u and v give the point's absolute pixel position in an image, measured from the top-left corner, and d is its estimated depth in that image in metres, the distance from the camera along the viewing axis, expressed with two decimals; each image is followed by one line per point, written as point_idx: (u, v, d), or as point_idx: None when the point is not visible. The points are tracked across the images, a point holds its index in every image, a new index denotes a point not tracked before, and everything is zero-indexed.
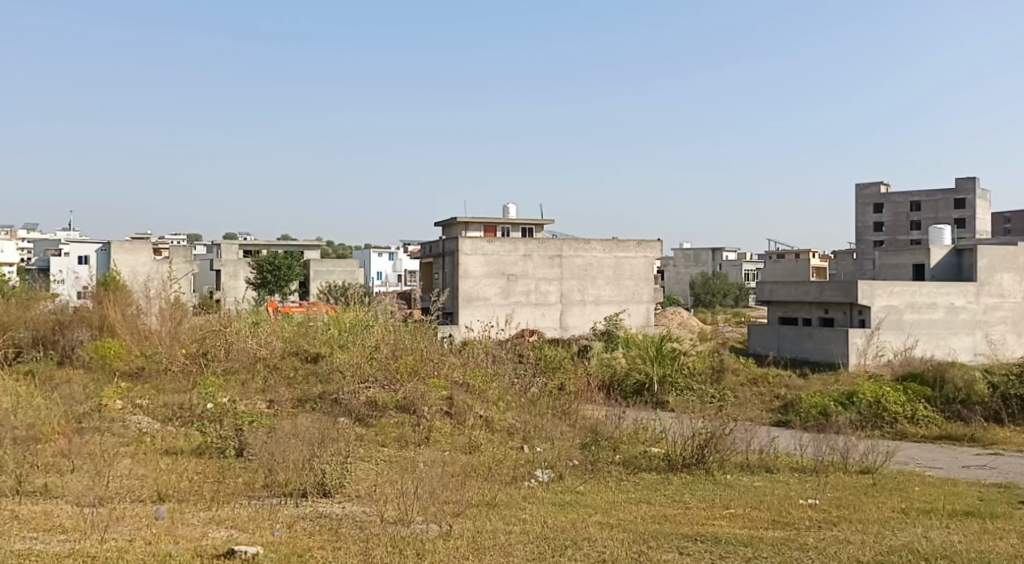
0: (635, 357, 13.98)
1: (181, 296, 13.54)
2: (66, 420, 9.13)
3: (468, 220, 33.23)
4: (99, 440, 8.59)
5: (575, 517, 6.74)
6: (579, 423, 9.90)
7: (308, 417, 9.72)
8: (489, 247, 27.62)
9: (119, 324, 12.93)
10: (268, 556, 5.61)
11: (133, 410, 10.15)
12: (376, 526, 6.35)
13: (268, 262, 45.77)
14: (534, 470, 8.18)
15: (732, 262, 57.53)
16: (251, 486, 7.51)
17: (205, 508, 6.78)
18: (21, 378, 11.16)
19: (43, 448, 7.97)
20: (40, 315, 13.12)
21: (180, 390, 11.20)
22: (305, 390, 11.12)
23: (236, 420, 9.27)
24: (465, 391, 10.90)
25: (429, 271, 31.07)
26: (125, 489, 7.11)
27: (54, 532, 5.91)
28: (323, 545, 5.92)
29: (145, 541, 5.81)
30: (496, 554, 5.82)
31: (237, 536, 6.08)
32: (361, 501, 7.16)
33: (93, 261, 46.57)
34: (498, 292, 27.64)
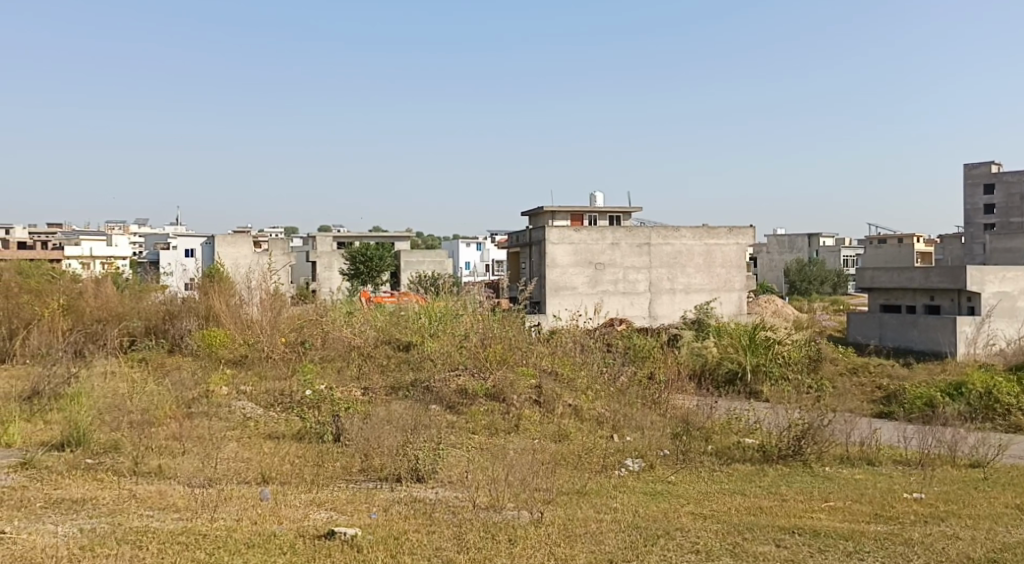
0: (727, 346, 13.82)
1: (280, 287, 13.99)
2: (177, 405, 9.57)
3: (556, 209, 33.31)
4: (207, 423, 8.96)
5: (667, 507, 6.72)
6: (669, 412, 9.86)
7: (401, 404, 9.93)
8: (576, 236, 27.65)
9: (224, 314, 13.31)
10: (366, 538, 5.79)
11: (238, 396, 10.54)
12: (469, 511, 6.46)
13: (360, 253, 46.77)
14: (625, 459, 8.18)
15: (829, 249, 56.07)
16: (348, 470, 7.72)
17: (306, 491, 7.02)
18: (135, 365, 11.73)
19: (156, 431, 8.37)
20: (151, 306, 13.71)
21: (280, 376, 11.58)
22: (398, 378, 11.34)
23: (334, 406, 9.53)
24: (553, 379, 10.98)
25: (516, 261, 31.27)
26: (232, 471, 7.40)
27: (168, 510, 6.21)
28: (418, 529, 6.05)
29: (251, 521, 6.05)
30: (587, 542, 5.87)
31: (336, 517, 6.29)
32: (453, 487, 7.28)
33: (197, 255, 48.57)
34: (585, 281, 27.64)
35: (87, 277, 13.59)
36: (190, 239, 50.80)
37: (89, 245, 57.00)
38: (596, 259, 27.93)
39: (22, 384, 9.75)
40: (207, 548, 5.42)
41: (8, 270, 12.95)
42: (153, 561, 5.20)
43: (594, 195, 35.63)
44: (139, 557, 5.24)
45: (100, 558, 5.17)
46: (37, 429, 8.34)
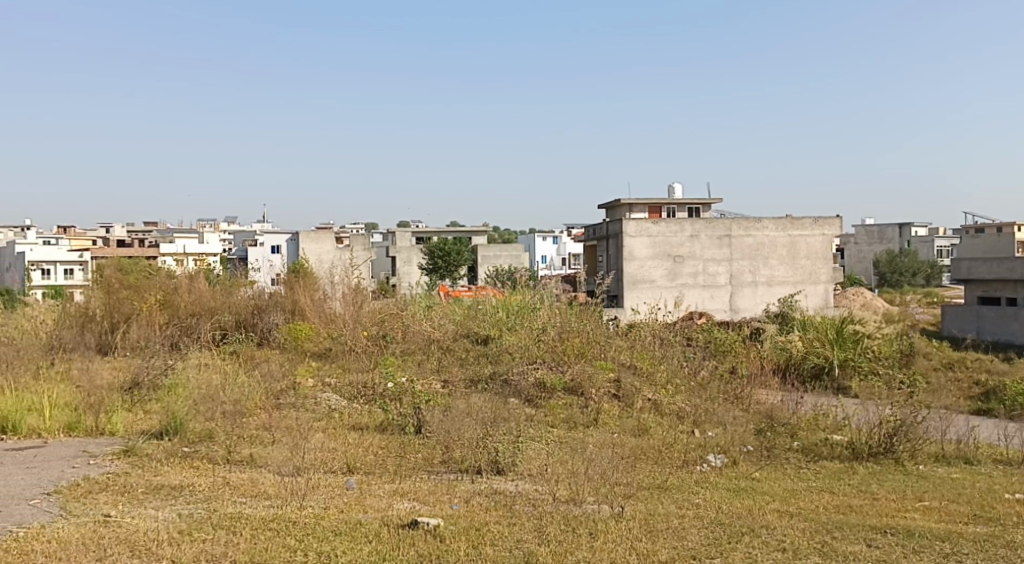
0: (813, 341, 13.56)
1: (362, 282, 14.25)
2: (266, 396, 9.86)
3: (633, 202, 33.12)
4: (295, 414, 9.18)
5: (752, 504, 6.62)
6: (752, 407, 9.71)
7: (480, 397, 10.02)
8: (654, 228, 27.43)
9: (308, 308, 13.90)
10: (448, 528, 5.85)
11: (323, 388, 10.77)
12: (549, 503, 6.49)
13: (438, 248, 47.28)
14: (706, 454, 8.08)
15: (920, 240, 54.28)
16: (429, 461, 7.82)
17: (389, 481, 7.14)
18: (227, 357, 12.11)
19: (247, 421, 8.63)
20: (241, 300, 14.08)
21: (363, 369, 11.80)
22: (477, 371, 11.41)
23: (415, 399, 9.66)
24: (632, 373, 10.92)
25: (593, 254, 31.18)
26: (319, 460, 7.58)
27: (259, 498, 6.40)
28: (499, 520, 6.09)
29: (338, 509, 6.19)
30: (670, 537, 5.82)
31: (419, 507, 6.38)
32: (533, 480, 7.31)
33: (283, 251, 49.91)
34: (664, 274, 27.37)
35: (179, 272, 14.05)
36: (274, 236, 52.22)
37: (179, 243, 59.07)
38: (675, 252, 27.66)
39: (121, 375, 10.16)
40: (296, 535, 5.57)
41: (107, 266, 13.49)
42: (246, 546, 5.37)
43: (672, 187, 35.26)
44: (234, 542, 5.41)
45: (198, 542, 5.36)
46: (136, 418, 8.68)
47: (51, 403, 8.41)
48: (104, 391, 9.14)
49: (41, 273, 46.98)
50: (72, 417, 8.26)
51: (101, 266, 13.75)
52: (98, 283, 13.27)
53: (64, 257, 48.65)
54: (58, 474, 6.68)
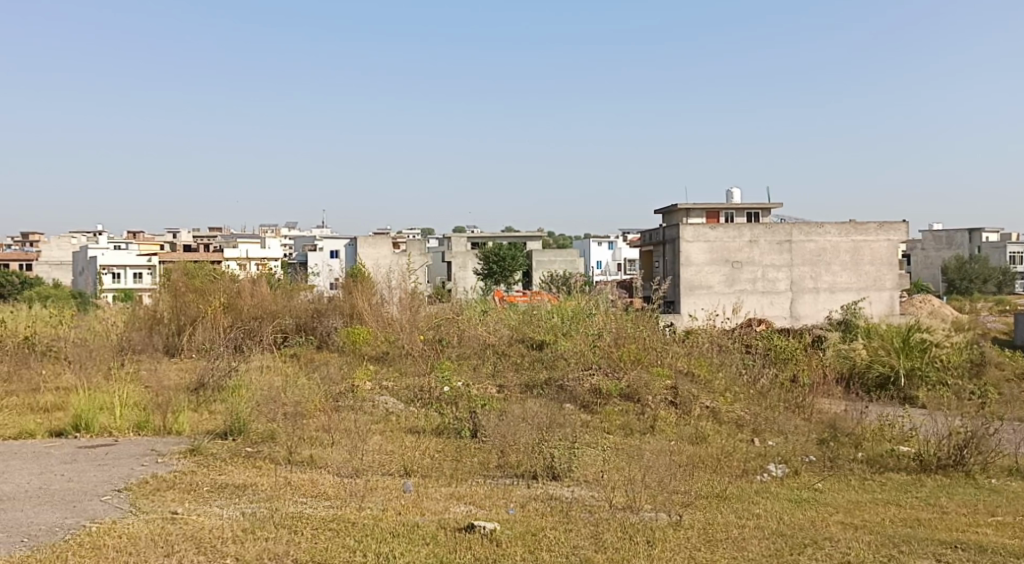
0: (877, 349, 13.26)
1: (419, 286, 14.35)
2: (325, 398, 9.98)
3: (690, 207, 32.85)
4: (353, 416, 9.27)
5: (814, 515, 6.50)
6: (814, 417, 9.54)
7: (535, 402, 10.03)
8: (712, 233, 27.20)
9: (366, 312, 13.98)
10: (504, 533, 5.85)
11: (380, 390, 10.87)
12: (606, 510, 6.45)
13: (494, 252, 47.47)
14: (767, 464, 7.95)
15: (991, 245, 52.76)
16: (485, 465, 7.84)
17: (446, 484, 7.17)
18: (287, 360, 12.31)
19: (307, 422, 8.74)
20: (301, 303, 14.37)
21: (420, 372, 11.87)
22: (532, 376, 11.40)
23: (470, 403, 9.68)
24: (690, 380, 10.82)
25: (648, 260, 31.01)
26: (377, 463, 7.65)
27: (320, 498, 6.48)
28: (555, 526, 6.07)
29: (395, 511, 6.23)
30: (730, 548, 5.75)
31: (475, 511, 6.40)
32: (589, 486, 7.28)
33: (342, 256, 50.76)
34: (722, 280, 27.09)
35: (242, 276, 14.34)
36: (333, 241, 53.08)
37: (242, 248, 60.41)
38: (733, 258, 27.37)
39: (187, 376, 10.38)
40: (355, 536, 5.62)
41: (174, 270, 13.83)
42: (307, 545, 5.43)
43: (731, 191, 34.90)
44: (295, 540, 5.49)
45: (261, 540, 5.45)
46: (202, 418, 8.86)
47: (121, 402, 8.64)
48: (171, 391, 9.36)
49: (111, 277, 48.54)
50: (142, 417, 8.46)
51: (168, 270, 14.09)
52: (166, 286, 13.57)
53: (133, 261, 50.06)
54: (127, 471, 6.86)
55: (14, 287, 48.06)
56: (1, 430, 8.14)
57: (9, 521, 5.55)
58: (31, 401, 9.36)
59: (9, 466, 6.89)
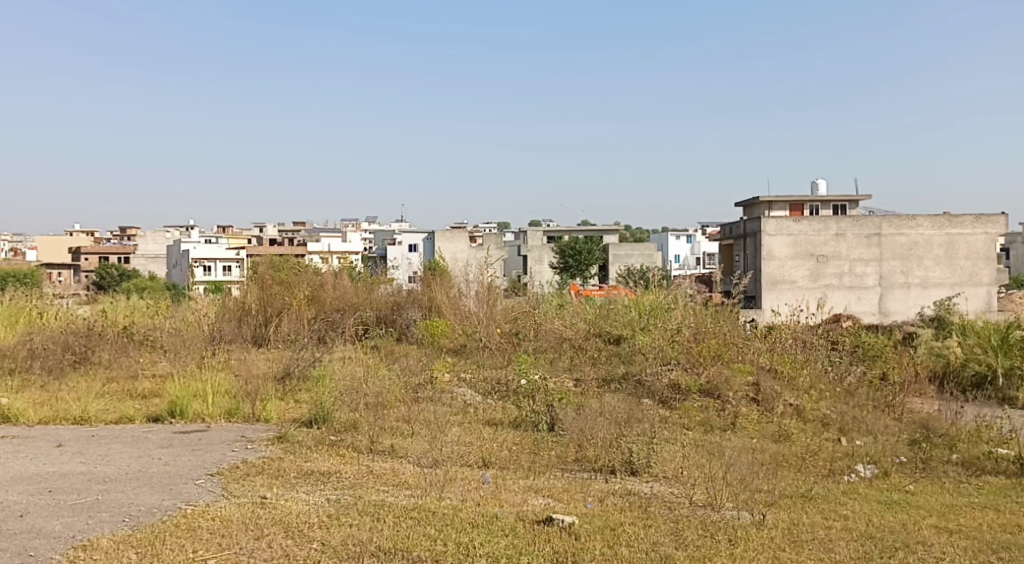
0: (973, 347, 12.81)
1: (496, 279, 14.46)
2: (405, 389, 10.14)
3: (773, 199, 32.23)
4: (433, 408, 9.39)
5: (906, 518, 6.34)
6: (905, 417, 9.28)
7: (613, 396, 9.99)
8: (795, 227, 26.84)
9: (445, 305, 14.14)
10: (583, 527, 5.86)
11: (459, 383, 10.99)
12: (686, 508, 6.40)
13: (571, 246, 47.39)
14: (855, 464, 7.77)
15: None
16: (563, 459, 7.84)
17: (524, 477, 7.21)
18: (368, 352, 12.55)
19: (388, 412, 8.88)
20: (381, 296, 14.61)
21: (497, 365, 11.95)
22: (610, 370, 11.35)
23: (548, 396, 9.68)
24: (773, 376, 10.62)
25: (728, 253, 30.58)
26: (456, 453, 7.76)
27: (401, 487, 6.59)
28: (634, 522, 6.06)
29: (474, 502, 6.31)
30: (816, 549, 5.66)
31: (553, 504, 6.42)
32: (669, 482, 7.23)
33: (421, 250, 51.49)
34: (806, 275, 26.83)
35: (325, 269, 14.69)
36: (413, 236, 53.84)
37: (324, 241, 61.76)
38: (819, 252, 27.00)
39: (274, 366, 10.67)
40: (436, 525, 5.71)
41: (262, 263, 14.23)
42: (390, 533, 5.54)
43: (816, 184, 34.11)
44: (378, 528, 5.60)
45: (345, 527, 5.58)
46: (288, 406, 9.10)
47: (212, 389, 8.95)
48: (259, 380, 9.64)
49: (202, 269, 50.23)
50: (232, 404, 8.75)
51: (255, 263, 14.51)
52: (253, 280, 13.96)
53: (222, 257, 51.70)
54: (219, 456, 7.09)
55: (112, 280, 50.15)
56: (103, 414, 8.51)
57: (111, 501, 5.81)
58: (129, 387, 9.75)
59: (110, 449, 7.21)
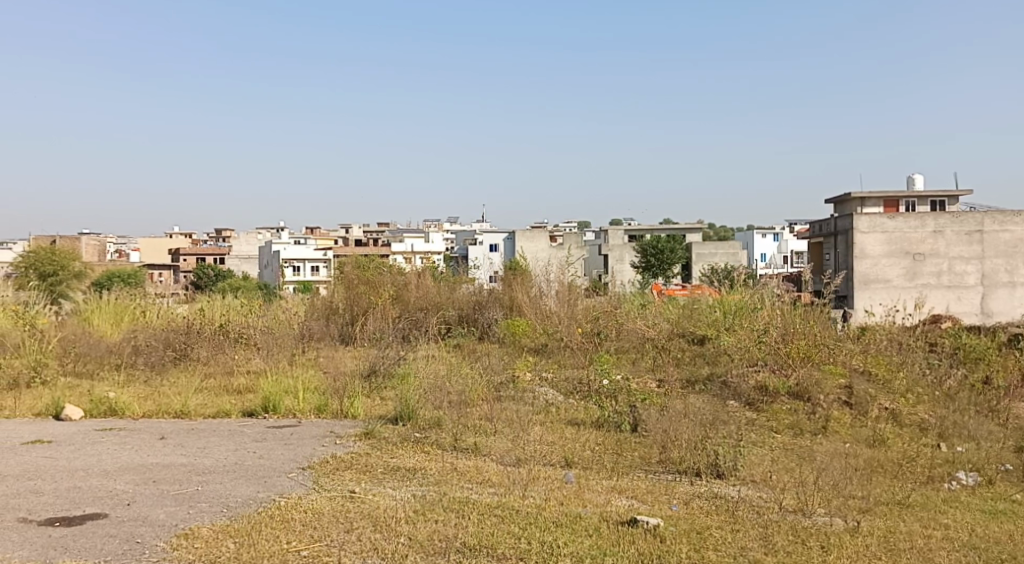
0: None
1: (576, 279, 14.41)
2: (487, 388, 10.21)
3: (866, 195, 31.31)
4: (515, 406, 9.43)
5: (1012, 529, 6.09)
6: (1009, 423, 8.90)
7: (698, 397, 9.85)
8: (890, 224, 26.16)
9: (526, 305, 14.15)
10: (668, 529, 5.80)
11: (541, 382, 11.00)
12: (775, 512, 6.28)
13: (653, 245, 46.95)
14: (956, 471, 7.49)
15: None
16: (647, 460, 7.76)
17: (607, 477, 7.17)
18: (451, 350, 12.68)
19: (471, 411, 8.94)
20: (463, 295, 14.74)
21: (579, 365, 11.91)
22: (694, 371, 11.19)
23: (630, 397, 9.60)
24: (866, 379, 10.33)
25: (817, 252, 29.89)
26: (539, 452, 7.76)
27: (485, 485, 6.64)
28: (721, 526, 5.96)
29: (558, 501, 6.31)
30: (915, 558, 5.49)
31: (637, 506, 6.37)
32: (756, 486, 7.10)
33: (503, 250, 51.87)
34: (901, 273, 26.14)
35: (408, 268, 14.88)
36: (494, 235, 54.24)
37: (408, 241, 62.80)
38: (915, 249, 26.26)
39: (361, 364, 10.89)
40: (519, 523, 5.72)
41: (348, 263, 14.54)
42: (475, 529, 5.58)
43: (912, 180, 33.03)
44: (463, 524, 5.64)
45: (431, 522, 5.65)
46: (374, 404, 9.24)
47: (303, 386, 9.17)
48: (346, 378, 9.86)
49: (291, 270, 51.66)
50: (322, 400, 8.95)
51: (342, 262, 14.86)
52: (340, 280, 14.30)
53: (310, 256, 52.94)
54: (310, 450, 7.26)
55: (208, 279, 52.02)
56: (201, 409, 8.80)
57: (210, 492, 6.00)
58: (226, 383, 10.06)
59: (209, 442, 7.45)
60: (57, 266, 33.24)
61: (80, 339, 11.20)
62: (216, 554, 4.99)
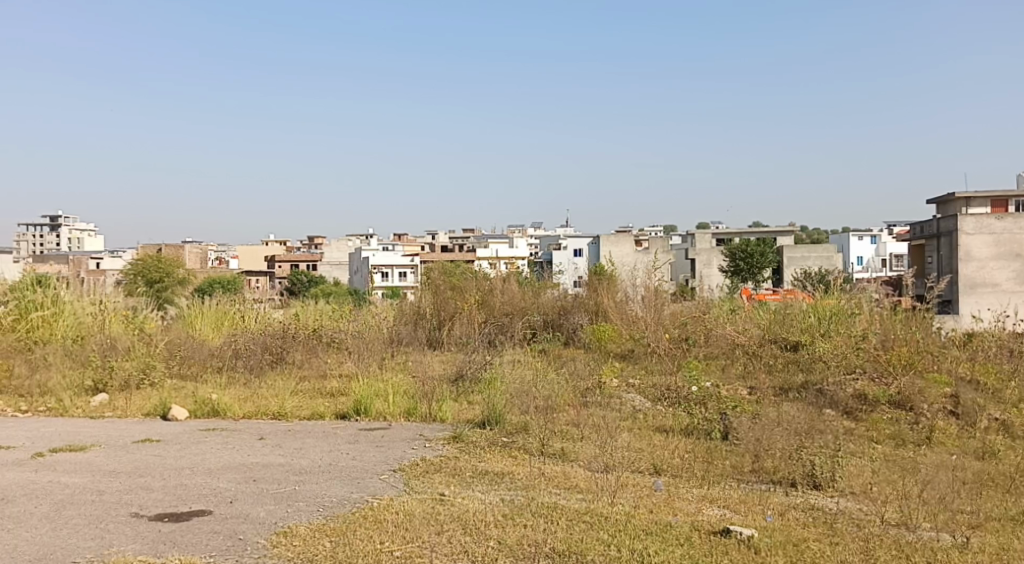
0: None
1: (663, 283, 14.03)
2: (574, 394, 10.14)
3: (971, 195, 30.14)
4: (602, 412, 9.35)
5: None
6: None
7: (792, 405, 9.59)
8: (998, 225, 25.33)
9: (612, 310, 14.01)
10: (764, 540, 5.64)
11: (628, 388, 10.87)
12: (877, 526, 6.05)
13: (742, 249, 46.12)
14: None
15: None
16: (739, 469, 7.56)
17: (698, 486, 7.03)
18: (537, 355, 12.67)
19: (558, 416, 8.90)
20: (548, 300, 14.65)
21: (666, 371, 11.73)
22: (788, 378, 10.86)
23: (721, 404, 9.40)
24: (973, 388, 9.90)
25: (918, 255, 29.05)
26: (627, 459, 7.67)
27: (573, 491, 6.58)
28: (820, 538, 5.77)
29: (647, 509, 6.20)
30: None
31: (730, 516, 6.23)
32: (856, 498, 6.87)
33: (588, 254, 51.79)
34: (1011, 277, 25.11)
35: (493, 274, 14.95)
36: (579, 240, 54.15)
37: (493, 246, 63.33)
38: None
39: (449, 367, 10.98)
40: (609, 530, 5.65)
41: (434, 269, 14.85)
42: (564, 535, 5.53)
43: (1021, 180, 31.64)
44: (552, 530, 5.60)
45: (521, 527, 5.62)
46: (462, 408, 9.27)
47: (394, 389, 9.27)
48: (434, 383, 9.92)
49: (380, 276, 52.61)
50: (411, 404, 9.03)
51: (428, 268, 15.13)
52: (428, 285, 14.66)
53: (399, 262, 53.79)
54: (401, 453, 7.33)
55: (300, 285, 53.46)
56: (297, 411, 8.99)
57: (307, 492, 6.10)
58: (320, 386, 10.27)
59: (304, 443, 7.60)
60: (163, 274, 34.62)
61: (184, 343, 11.56)
62: (314, 552, 5.07)
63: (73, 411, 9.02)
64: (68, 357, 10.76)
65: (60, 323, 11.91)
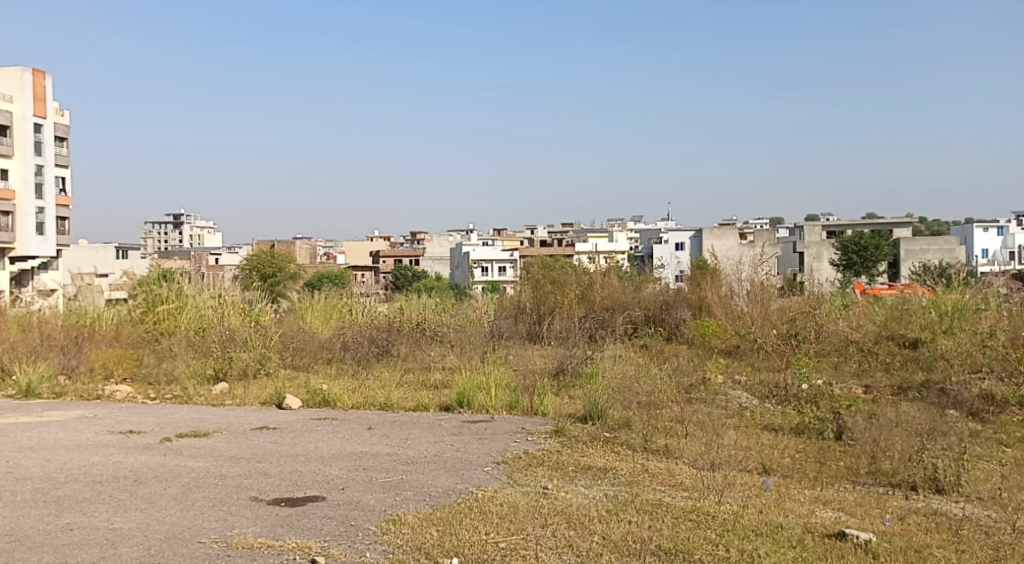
0: None
1: (770, 278, 13.73)
2: (676, 390, 9.88)
3: None
4: (707, 409, 9.13)
5: None
6: None
7: (912, 405, 9.13)
8: None
9: (716, 305, 13.61)
10: (882, 545, 5.35)
11: (734, 385, 10.57)
12: (1008, 534, 5.68)
13: (855, 242, 44.49)
14: None
15: None
16: (855, 471, 7.24)
17: (811, 487, 6.75)
18: (640, 351, 12.48)
19: (661, 412, 8.70)
20: (650, 294, 14.43)
21: (774, 368, 11.27)
22: (907, 377, 10.36)
23: (834, 403, 9.07)
24: None
25: None
26: (733, 457, 7.42)
27: (678, 488, 6.41)
28: (943, 545, 5.45)
29: (758, 510, 5.98)
30: None
31: (846, 519, 5.94)
32: (983, 504, 6.45)
33: (692, 248, 50.92)
34: None
35: (593, 268, 14.73)
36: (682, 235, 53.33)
37: (596, 240, 63.01)
38: None
39: (550, 361, 10.90)
40: (716, 529, 5.47)
41: (534, 264, 14.88)
42: (670, 533, 5.38)
43: None
44: (657, 527, 5.46)
45: (625, 523, 5.50)
46: (564, 402, 9.20)
47: (496, 383, 9.28)
48: (535, 377, 9.88)
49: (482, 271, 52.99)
50: (512, 397, 8.99)
51: (526, 261, 15.17)
52: (527, 279, 14.59)
53: (501, 258, 54.04)
54: (503, 446, 7.30)
55: (404, 279, 54.34)
56: (403, 402, 9.09)
57: (413, 481, 6.13)
58: (424, 378, 10.34)
59: (410, 434, 7.65)
60: (277, 269, 35.73)
61: (297, 335, 11.86)
62: (422, 540, 5.07)
63: (197, 398, 9.35)
64: (191, 347, 11.19)
65: (184, 315, 12.44)
